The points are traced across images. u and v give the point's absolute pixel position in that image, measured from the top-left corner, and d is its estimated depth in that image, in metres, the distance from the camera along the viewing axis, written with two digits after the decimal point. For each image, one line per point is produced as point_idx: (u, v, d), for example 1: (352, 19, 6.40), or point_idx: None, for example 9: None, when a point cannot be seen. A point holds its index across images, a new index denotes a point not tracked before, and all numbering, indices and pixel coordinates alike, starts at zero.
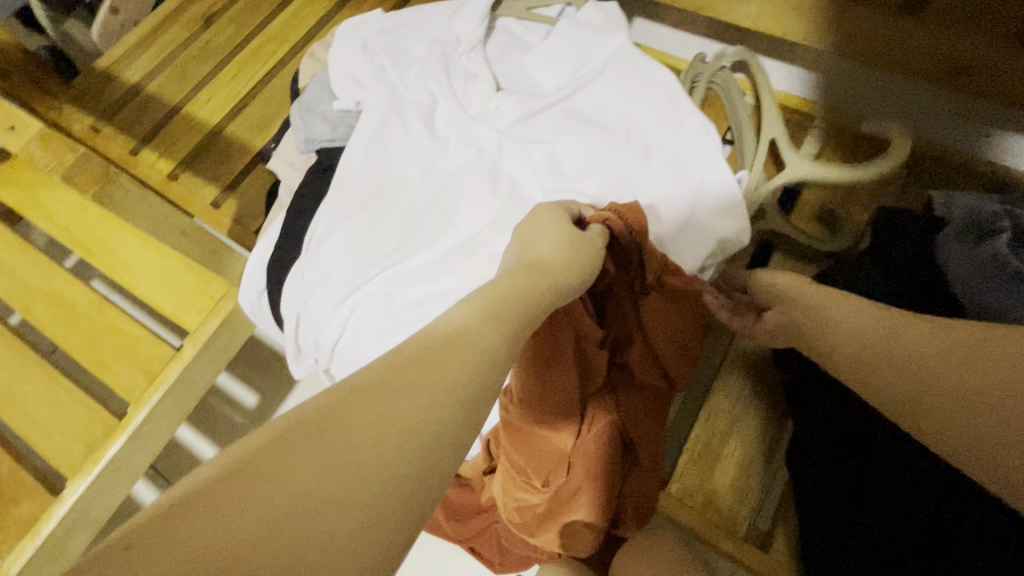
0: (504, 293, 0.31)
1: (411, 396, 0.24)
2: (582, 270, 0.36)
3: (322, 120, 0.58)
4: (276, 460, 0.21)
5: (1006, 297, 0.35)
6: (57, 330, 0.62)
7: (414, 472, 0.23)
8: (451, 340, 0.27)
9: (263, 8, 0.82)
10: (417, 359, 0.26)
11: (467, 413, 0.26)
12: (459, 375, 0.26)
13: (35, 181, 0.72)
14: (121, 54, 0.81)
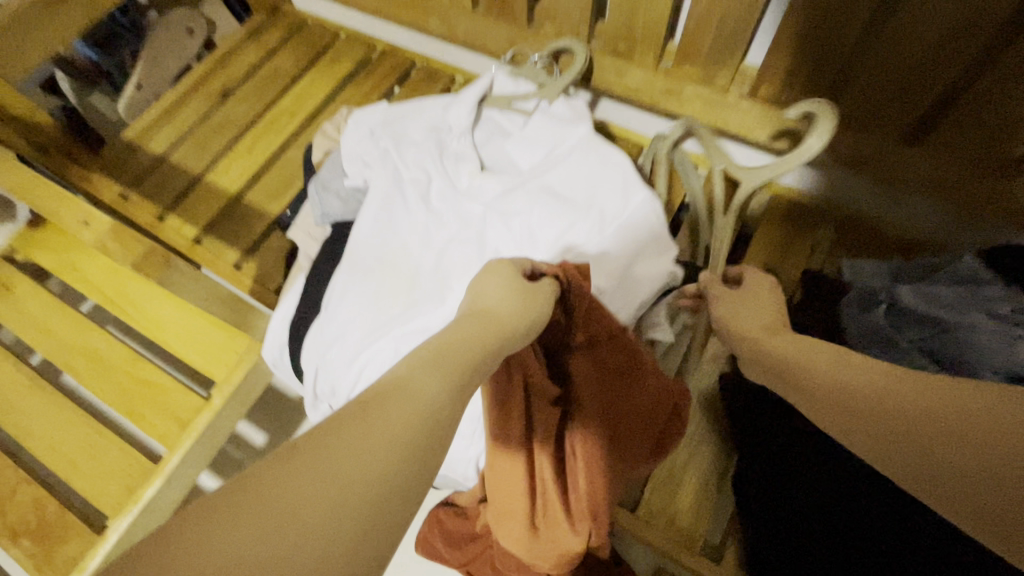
0: (444, 341, 0.34)
1: (346, 454, 0.25)
2: (528, 315, 0.39)
3: (335, 197, 0.67)
4: (213, 522, 0.22)
5: (885, 359, 0.45)
6: (95, 384, 0.69)
7: (370, 505, 0.25)
8: (395, 392, 0.28)
9: (276, 85, 0.92)
10: (356, 413, 0.27)
11: (410, 463, 0.26)
12: (416, 413, 0.28)
13: (68, 245, 0.79)
14: (146, 127, 0.90)
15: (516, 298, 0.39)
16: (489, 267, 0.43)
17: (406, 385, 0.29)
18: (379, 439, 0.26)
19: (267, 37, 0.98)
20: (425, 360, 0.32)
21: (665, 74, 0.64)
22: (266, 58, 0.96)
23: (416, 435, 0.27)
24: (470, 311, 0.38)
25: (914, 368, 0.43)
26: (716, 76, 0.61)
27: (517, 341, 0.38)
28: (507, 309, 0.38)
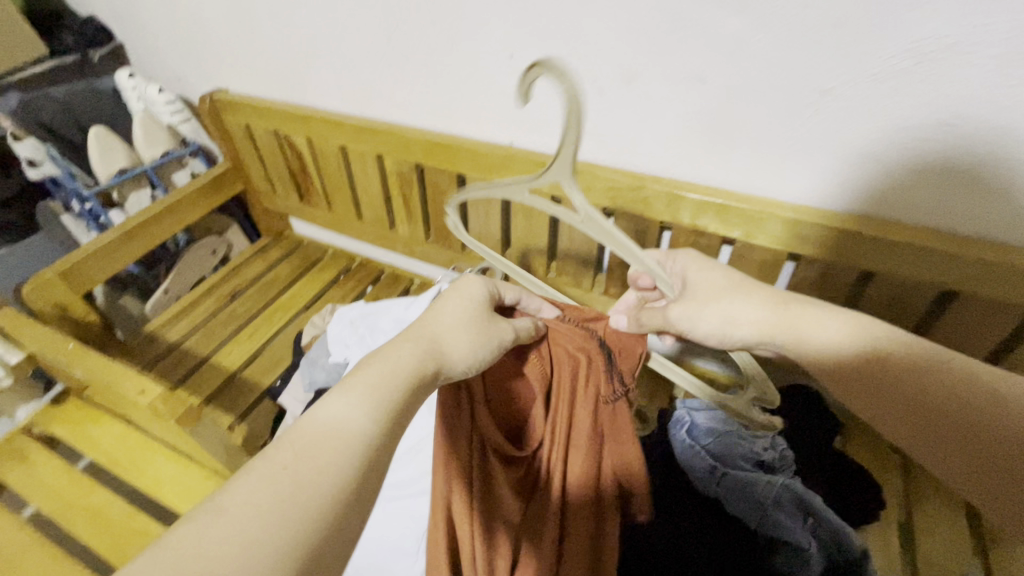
0: (380, 371, 0.41)
1: (307, 465, 0.32)
2: (478, 352, 0.48)
3: (321, 369, 0.91)
4: (187, 538, 0.28)
5: (686, 458, 0.66)
6: (92, 537, 0.80)
7: (318, 520, 0.31)
8: (329, 426, 0.35)
9: (275, 288, 1.21)
10: (304, 436, 0.34)
11: (358, 467, 0.34)
12: (341, 456, 0.34)
13: (86, 417, 0.96)
14: (166, 320, 1.14)
15: (465, 340, 0.48)
16: (468, 292, 0.53)
17: (335, 441, 0.34)
18: (298, 492, 0.31)
19: (271, 253, 1.31)
20: (368, 382, 0.39)
21: (552, 279, 0.96)
22: (269, 268, 1.27)
23: (335, 493, 0.32)
24: (425, 331, 0.47)
25: (700, 461, 0.64)
26: (583, 281, 0.93)
27: (464, 369, 0.47)
28: (453, 354, 0.46)
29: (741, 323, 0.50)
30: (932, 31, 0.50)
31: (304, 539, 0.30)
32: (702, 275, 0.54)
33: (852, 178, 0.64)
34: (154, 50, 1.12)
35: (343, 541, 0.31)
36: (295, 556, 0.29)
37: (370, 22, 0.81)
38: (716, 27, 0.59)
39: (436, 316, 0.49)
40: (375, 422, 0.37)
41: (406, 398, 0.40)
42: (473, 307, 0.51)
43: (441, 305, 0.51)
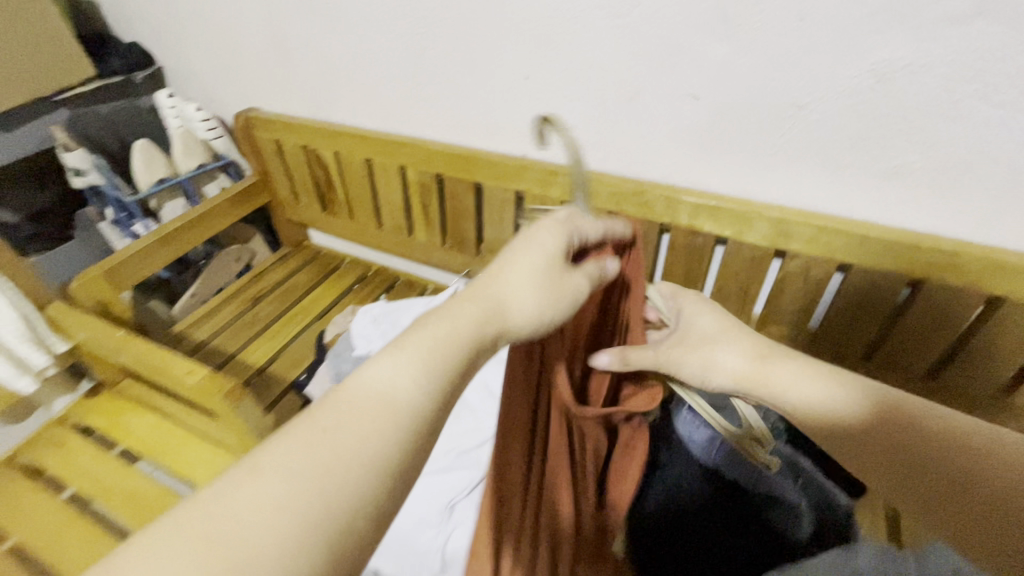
0: (438, 338, 0.40)
1: (352, 432, 0.33)
2: (543, 314, 0.47)
3: (345, 362, 0.97)
4: (240, 483, 0.30)
5: (685, 431, 0.70)
6: (129, 516, 0.85)
7: (358, 487, 0.32)
8: (379, 396, 0.36)
9: (295, 293, 1.28)
10: (354, 403, 0.35)
11: (402, 438, 0.35)
12: (389, 427, 0.34)
13: (120, 409, 1.01)
14: (193, 322, 1.20)
15: (531, 299, 0.46)
16: (543, 240, 0.48)
17: (381, 409, 0.35)
18: (347, 457, 0.32)
19: (291, 261, 1.38)
20: (427, 347, 0.39)
21: None
22: (289, 275, 1.34)
23: (380, 465, 0.33)
24: (485, 292, 0.45)
25: (699, 432, 0.69)
26: None
27: (531, 327, 0.46)
28: (517, 313, 0.46)
29: (719, 371, 0.58)
30: (886, 55, 0.60)
31: (349, 502, 0.31)
32: (706, 323, 0.61)
33: (827, 181, 0.73)
34: (194, 73, 1.23)
35: (384, 507, 0.33)
36: (341, 520, 0.30)
37: (401, 48, 0.92)
38: (706, 52, 0.69)
39: (501, 271, 0.48)
40: (428, 392, 0.37)
41: (461, 368, 0.40)
42: (545, 258, 0.48)
43: (507, 261, 0.48)
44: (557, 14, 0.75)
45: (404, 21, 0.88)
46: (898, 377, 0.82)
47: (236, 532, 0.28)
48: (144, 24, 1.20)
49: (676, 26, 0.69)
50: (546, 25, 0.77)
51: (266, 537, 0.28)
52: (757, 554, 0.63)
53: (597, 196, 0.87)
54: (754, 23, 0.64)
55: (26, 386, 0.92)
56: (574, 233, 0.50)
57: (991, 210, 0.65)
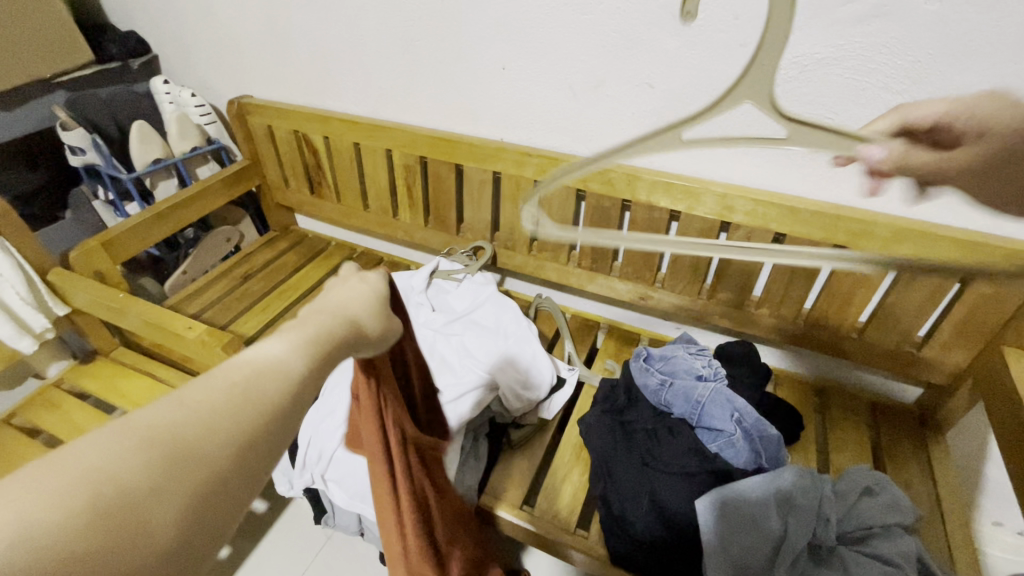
0: (320, 329, 0.39)
1: (230, 412, 0.30)
2: (390, 327, 0.48)
3: None
4: (76, 463, 0.25)
5: (640, 379, 0.85)
6: None
7: (235, 464, 0.29)
8: (268, 369, 0.33)
9: (285, 271, 1.35)
10: (234, 382, 0.31)
11: (293, 412, 0.33)
12: (275, 399, 0.32)
13: (115, 374, 1.06)
14: (185, 296, 1.26)
15: (377, 319, 0.47)
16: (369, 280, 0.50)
17: (271, 368, 0.33)
18: (243, 398, 0.31)
19: (279, 243, 1.45)
20: (316, 332, 0.38)
21: (533, 254, 1.12)
22: (276, 255, 1.41)
23: (273, 405, 0.32)
24: (325, 306, 0.43)
25: (650, 378, 0.84)
26: (560, 255, 1.09)
27: (382, 344, 0.48)
28: (368, 318, 0.45)
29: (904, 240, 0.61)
30: (806, 50, 0.71)
31: (247, 437, 0.30)
32: (998, 107, 0.40)
33: (764, 161, 0.83)
34: (189, 61, 1.29)
35: (272, 454, 0.32)
36: (236, 455, 0.29)
37: (389, 39, 1.00)
38: (658, 45, 0.79)
39: (327, 296, 0.45)
40: (309, 361, 0.36)
41: (335, 350, 0.39)
42: (367, 288, 0.49)
43: (331, 291, 0.47)
44: (530, 10, 0.85)
45: (393, 15, 0.97)
46: (830, 337, 0.93)
47: (71, 516, 0.23)
48: (142, 14, 1.26)
49: (633, 23, 0.79)
50: (521, 20, 0.87)
51: (170, 458, 0.27)
52: (696, 481, 0.73)
53: (567, 175, 0.97)
54: (698, 20, 0.75)
55: (27, 346, 0.97)
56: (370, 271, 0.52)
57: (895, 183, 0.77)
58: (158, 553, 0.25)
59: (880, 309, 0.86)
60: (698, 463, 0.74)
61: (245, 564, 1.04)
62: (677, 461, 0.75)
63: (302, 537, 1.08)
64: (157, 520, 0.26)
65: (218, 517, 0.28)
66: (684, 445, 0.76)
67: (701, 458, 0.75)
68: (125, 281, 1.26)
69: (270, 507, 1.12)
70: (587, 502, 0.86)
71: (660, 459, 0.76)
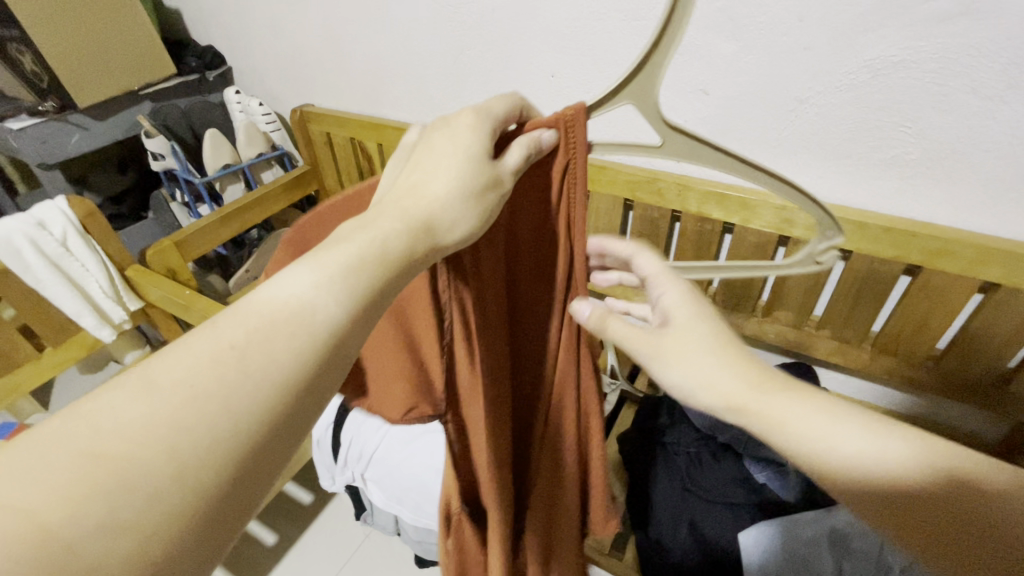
0: (349, 261, 0.35)
1: (237, 385, 0.29)
2: (483, 200, 0.41)
3: None
4: (71, 449, 0.25)
5: None
6: None
7: (243, 438, 0.29)
8: (278, 326, 0.31)
9: None
10: (236, 349, 0.30)
11: (309, 373, 0.32)
12: (286, 361, 0.31)
13: None
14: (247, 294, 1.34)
15: (466, 211, 0.41)
16: (458, 130, 0.43)
17: (288, 320, 0.32)
18: (239, 373, 0.29)
19: None
20: (343, 268, 0.35)
21: None
22: None
23: (279, 380, 0.30)
24: (412, 200, 0.41)
25: None
26: None
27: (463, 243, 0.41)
28: (444, 214, 0.40)
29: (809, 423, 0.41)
30: (878, 52, 0.66)
31: (245, 418, 0.29)
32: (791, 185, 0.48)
33: (828, 172, 0.78)
34: (259, 73, 1.37)
35: (290, 426, 0.31)
36: (236, 443, 0.28)
37: (441, 49, 1.02)
38: (714, 50, 0.76)
39: (429, 180, 0.42)
40: (339, 302, 0.33)
41: (387, 284, 0.36)
42: (471, 152, 0.42)
43: (435, 160, 0.42)
44: (578, 17, 0.83)
45: (445, 25, 0.98)
46: (900, 364, 0.86)
47: (64, 506, 0.24)
48: (219, 29, 1.36)
49: (688, 26, 0.76)
50: (570, 28, 0.85)
51: (155, 460, 0.26)
52: (741, 513, 0.69)
53: (613, 184, 0.94)
54: (758, 24, 0.71)
55: (106, 336, 1.07)
56: (480, 111, 0.45)
57: (983, 198, 0.69)
58: (170, 534, 0.26)
59: (960, 336, 0.78)
60: (742, 495, 0.70)
61: (288, 552, 1.08)
62: (720, 490, 0.71)
63: (343, 530, 1.12)
64: (144, 532, 0.25)
65: (233, 492, 0.28)
66: (729, 474, 0.72)
67: (746, 489, 0.70)
68: (196, 279, 1.36)
69: (314, 498, 1.17)
70: (623, 522, 0.84)
71: (702, 486, 0.72)
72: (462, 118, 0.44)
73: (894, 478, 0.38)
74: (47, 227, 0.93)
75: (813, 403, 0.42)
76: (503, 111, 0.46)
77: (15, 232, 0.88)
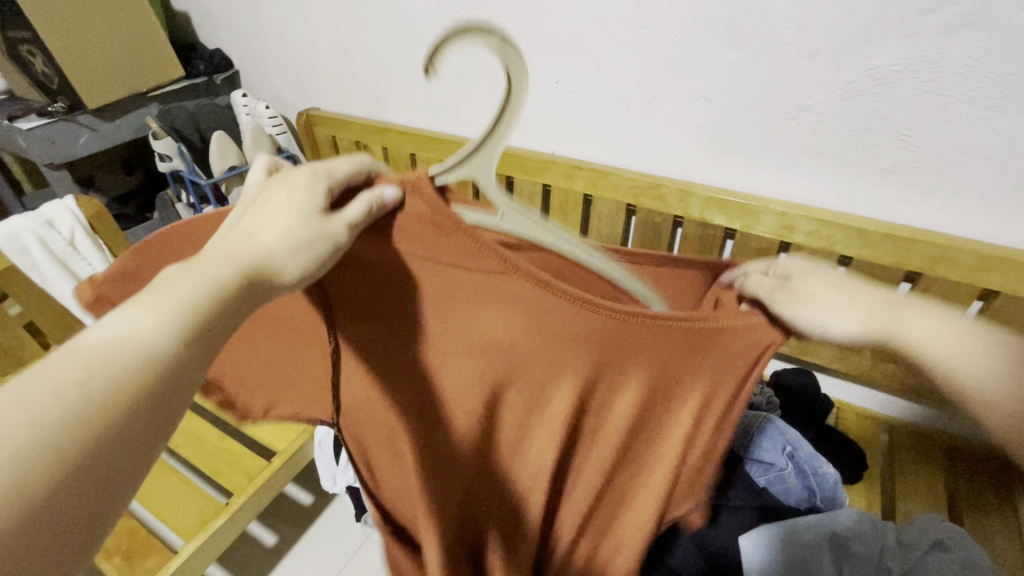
0: (187, 298, 0.32)
1: (35, 435, 0.26)
2: (291, 257, 0.38)
3: None
4: None
5: None
6: (187, 451, 1.04)
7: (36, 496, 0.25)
8: (100, 365, 0.28)
9: None
10: (43, 390, 0.27)
11: (137, 417, 0.29)
12: (102, 404, 0.28)
13: None
14: None
15: (286, 266, 0.38)
16: (291, 182, 0.41)
17: (115, 357, 0.29)
18: (43, 422, 0.26)
19: None
20: (179, 302, 0.32)
21: None
22: None
23: (96, 425, 0.27)
24: (237, 242, 0.37)
25: None
26: None
27: (282, 291, 0.38)
28: (266, 264, 0.37)
29: (890, 318, 0.44)
30: (880, 62, 0.67)
31: (41, 471, 0.25)
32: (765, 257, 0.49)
33: (829, 179, 0.79)
34: (267, 77, 1.39)
35: (109, 478, 0.27)
36: (20, 511, 0.25)
37: (448, 54, 1.03)
38: (717, 58, 0.77)
39: (251, 226, 0.38)
40: (180, 341, 0.31)
41: (212, 328, 0.33)
42: (307, 197, 0.40)
43: (264, 207, 0.39)
44: (583, 25, 0.85)
45: (452, 31, 0.99)
46: (901, 371, 0.86)
47: None
48: (228, 33, 1.37)
49: (691, 35, 0.77)
50: (575, 35, 0.86)
51: None
52: (741, 517, 0.69)
53: (617, 189, 0.95)
54: (761, 33, 0.72)
55: None
56: (322, 167, 0.42)
57: (985, 208, 0.70)
58: None
59: None
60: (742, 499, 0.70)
61: (288, 554, 1.08)
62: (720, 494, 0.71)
63: (343, 532, 1.12)
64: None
65: (15, 568, 0.24)
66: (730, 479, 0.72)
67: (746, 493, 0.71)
68: None
69: (315, 500, 1.17)
70: None
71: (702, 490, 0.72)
72: (297, 173, 0.42)
73: (967, 368, 0.42)
74: (55, 226, 0.94)
75: (933, 315, 0.43)
76: (349, 165, 0.44)
77: (23, 229, 0.90)
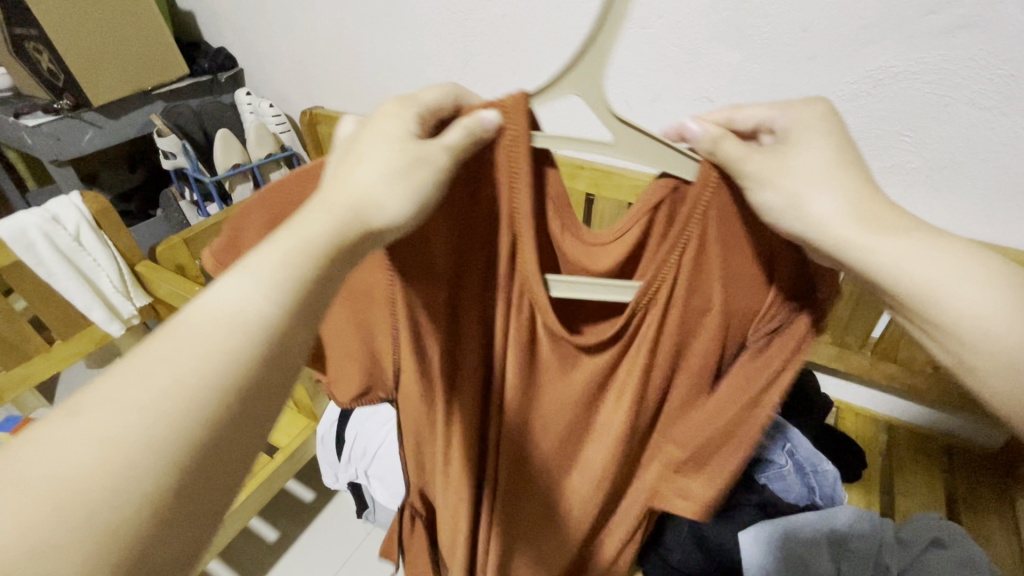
0: (280, 260, 0.35)
1: (181, 394, 0.29)
2: (410, 182, 0.40)
3: None
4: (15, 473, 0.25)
5: None
6: None
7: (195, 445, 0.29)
8: (216, 331, 0.31)
9: None
10: (173, 356, 0.30)
11: (261, 372, 0.32)
12: (226, 363, 0.31)
13: None
14: None
15: (399, 195, 0.40)
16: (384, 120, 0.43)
17: (226, 321, 0.32)
18: (182, 379, 0.29)
19: None
20: (274, 265, 0.34)
21: None
22: None
23: (220, 387, 0.30)
24: (337, 193, 0.39)
25: None
26: None
27: (399, 227, 0.41)
28: (379, 201, 0.40)
29: (819, 207, 0.40)
30: (881, 64, 0.67)
31: (194, 425, 0.29)
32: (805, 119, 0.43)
33: None
34: (271, 75, 1.39)
35: (251, 420, 0.31)
36: (185, 457, 0.28)
37: (451, 53, 1.04)
38: (719, 59, 0.77)
39: (355, 167, 0.41)
40: (287, 311, 0.34)
41: (320, 275, 0.36)
42: (404, 134, 0.42)
43: (362, 146, 0.41)
44: (586, 26, 0.85)
45: (455, 31, 1.00)
46: (901, 371, 0.86)
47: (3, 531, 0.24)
48: (231, 32, 1.38)
49: (694, 36, 0.77)
50: (578, 35, 0.87)
51: (100, 487, 0.26)
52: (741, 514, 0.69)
53: (619, 187, 0.95)
54: (762, 33, 0.72)
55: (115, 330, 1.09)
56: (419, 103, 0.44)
57: (991, 209, 0.71)
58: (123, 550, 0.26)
59: None
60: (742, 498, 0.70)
61: (290, 549, 1.09)
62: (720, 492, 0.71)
63: (343, 527, 1.12)
64: (109, 545, 0.26)
65: (198, 501, 0.29)
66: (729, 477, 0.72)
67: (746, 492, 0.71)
68: None
69: (316, 496, 1.17)
70: None
71: None
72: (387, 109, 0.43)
73: (927, 285, 0.37)
74: (61, 222, 0.94)
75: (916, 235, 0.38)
76: (434, 95, 0.46)
77: (29, 225, 0.90)
